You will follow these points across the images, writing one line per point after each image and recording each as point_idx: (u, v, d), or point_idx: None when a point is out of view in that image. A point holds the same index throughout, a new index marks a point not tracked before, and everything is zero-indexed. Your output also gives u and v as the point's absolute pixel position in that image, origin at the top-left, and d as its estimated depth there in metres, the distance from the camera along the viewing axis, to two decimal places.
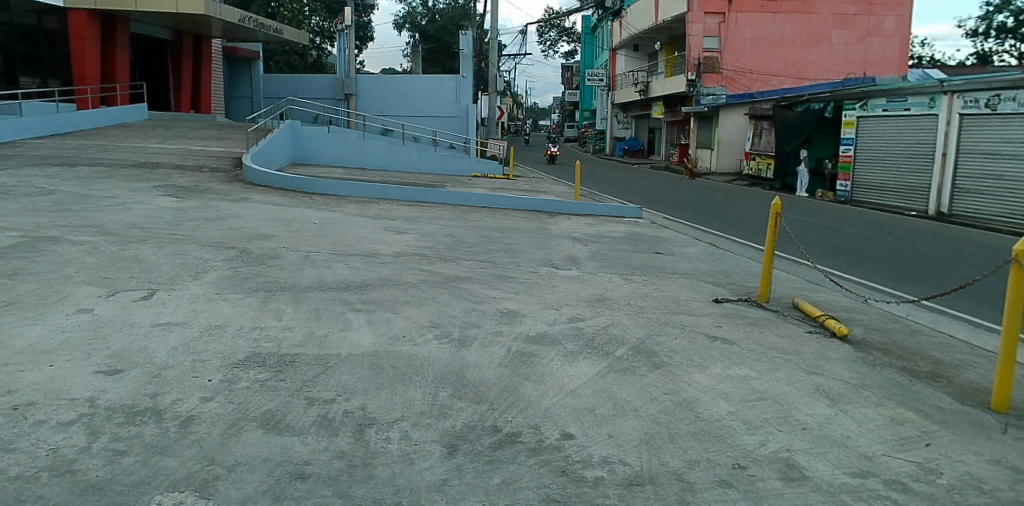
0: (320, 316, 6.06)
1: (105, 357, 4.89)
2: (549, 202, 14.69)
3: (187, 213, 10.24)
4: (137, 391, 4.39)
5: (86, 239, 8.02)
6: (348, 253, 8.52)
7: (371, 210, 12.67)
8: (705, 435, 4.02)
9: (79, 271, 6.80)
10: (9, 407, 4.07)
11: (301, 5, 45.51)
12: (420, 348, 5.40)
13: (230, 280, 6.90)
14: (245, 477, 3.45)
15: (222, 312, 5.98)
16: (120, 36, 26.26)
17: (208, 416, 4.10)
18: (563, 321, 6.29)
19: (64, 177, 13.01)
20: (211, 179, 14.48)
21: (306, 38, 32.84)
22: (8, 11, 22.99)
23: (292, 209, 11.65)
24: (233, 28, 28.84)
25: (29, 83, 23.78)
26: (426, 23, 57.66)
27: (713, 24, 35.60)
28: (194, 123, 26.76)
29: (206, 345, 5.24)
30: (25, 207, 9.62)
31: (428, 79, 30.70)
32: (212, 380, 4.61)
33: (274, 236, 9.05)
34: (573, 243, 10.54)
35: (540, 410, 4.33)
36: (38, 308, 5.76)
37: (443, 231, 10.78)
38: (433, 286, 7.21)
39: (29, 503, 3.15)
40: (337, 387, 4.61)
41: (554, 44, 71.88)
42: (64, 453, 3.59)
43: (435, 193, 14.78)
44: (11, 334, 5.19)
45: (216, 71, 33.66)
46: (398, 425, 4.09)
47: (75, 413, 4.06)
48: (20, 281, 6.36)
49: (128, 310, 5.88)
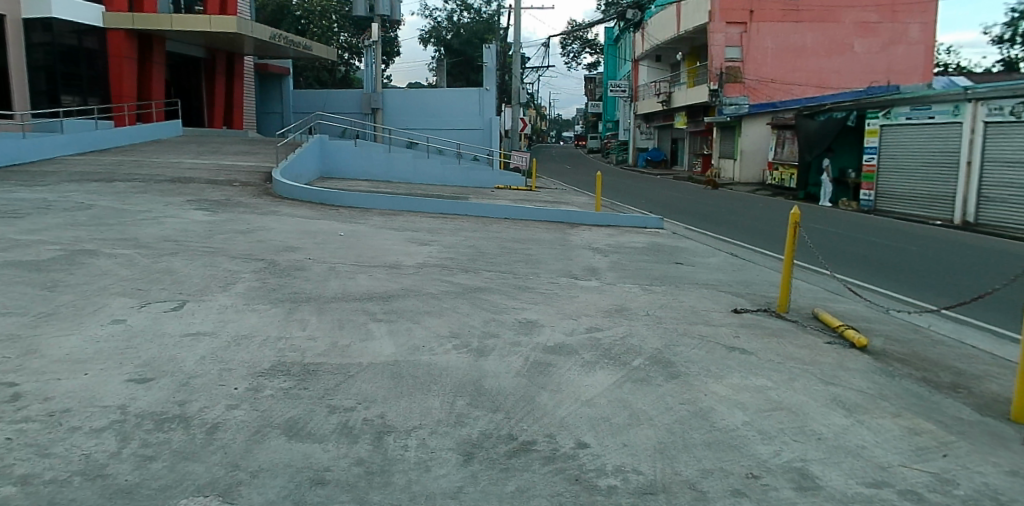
0: (343, 325, 6.20)
1: (136, 366, 5.12)
2: (571, 213, 14.71)
3: (219, 225, 10.54)
4: (165, 398, 4.60)
5: (122, 252, 8.29)
6: (372, 264, 8.65)
7: (395, 222, 12.83)
8: (719, 445, 4.03)
9: (114, 282, 7.05)
10: (45, 413, 4.32)
11: (329, 20, 46.28)
12: (439, 357, 5.48)
13: (258, 291, 7.08)
14: (267, 482, 3.58)
15: (249, 322, 6.15)
16: (156, 54, 27.07)
17: (235, 423, 4.28)
18: (581, 331, 6.32)
19: (103, 193, 13.44)
20: (241, 193, 14.87)
21: (335, 54, 33.31)
22: (49, 32, 23.53)
23: (319, 221, 11.88)
24: (265, 45, 29.49)
25: (70, 101, 24.65)
26: (451, 36, 57.95)
27: (735, 33, 35.21)
28: (226, 138, 27.43)
29: (234, 354, 5.43)
30: (65, 222, 9.99)
31: (452, 93, 30.90)
32: (238, 388, 4.79)
33: (300, 248, 9.27)
34: (594, 254, 10.60)
35: (556, 419, 4.39)
36: (75, 318, 6.01)
37: (465, 242, 10.88)
38: (454, 296, 7.32)
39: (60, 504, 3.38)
40: (357, 396, 4.73)
41: (576, 56, 72.09)
42: (95, 457, 3.79)
43: (457, 205, 14.89)
44: (51, 343, 5.46)
45: (250, 87, 34.43)
46: (416, 433, 4.19)
47: (107, 419, 4.28)
48: (58, 293, 6.61)
49: (159, 320, 6.08)
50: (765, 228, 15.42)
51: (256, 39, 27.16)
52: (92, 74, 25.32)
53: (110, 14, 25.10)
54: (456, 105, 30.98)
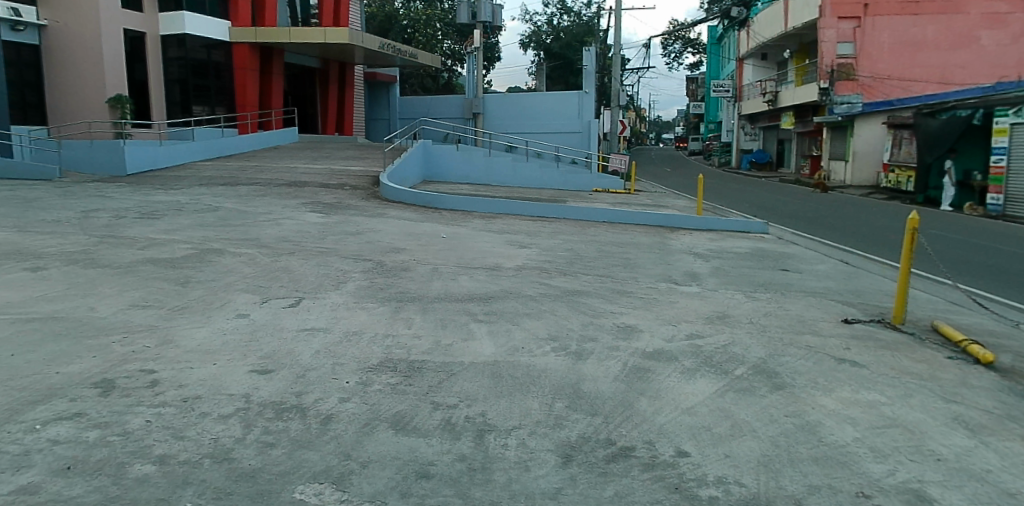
0: (446, 325, 6.43)
1: (259, 358, 5.57)
2: (670, 216, 14.47)
3: (331, 227, 11.14)
4: (284, 389, 5.00)
5: (245, 251, 8.96)
6: (473, 266, 8.89)
7: (495, 225, 13.08)
8: (827, 460, 3.89)
9: (239, 279, 7.64)
10: (181, 399, 4.85)
11: (434, 29, 47.63)
12: (537, 359, 5.58)
13: (367, 290, 7.45)
14: (376, 473, 3.81)
15: (359, 319, 6.51)
16: (276, 66, 28.88)
17: (347, 415, 4.58)
18: (681, 337, 6.23)
19: (228, 196, 14.51)
20: (351, 196, 15.63)
21: (439, 61, 34.31)
22: (183, 47, 25.71)
23: (423, 224, 12.31)
24: (374, 54, 30.78)
25: (200, 111, 26.51)
26: (551, 40, 58.08)
27: (848, 28, 33.35)
28: (338, 144, 28.88)
29: (345, 349, 5.77)
30: (197, 223, 10.88)
31: (551, 96, 31.07)
32: (349, 382, 5.11)
33: (405, 249, 9.66)
34: (694, 259, 10.40)
35: (654, 426, 4.38)
36: (206, 312, 6.59)
37: (564, 246, 10.96)
38: (553, 299, 7.41)
39: (195, 484, 3.74)
40: (459, 394, 4.91)
41: (678, 56, 70.49)
42: (224, 442, 4.20)
43: (555, 208, 14.99)
44: (185, 334, 6.04)
45: (359, 96, 36.06)
46: (516, 432, 4.31)
47: (233, 406, 4.72)
48: (190, 288, 7.25)
49: (278, 315, 6.55)
50: (880, 234, 14.54)
51: (366, 49, 28.39)
52: (218, 85, 27.11)
53: (236, 29, 27.01)
54: (555, 109, 31.13)
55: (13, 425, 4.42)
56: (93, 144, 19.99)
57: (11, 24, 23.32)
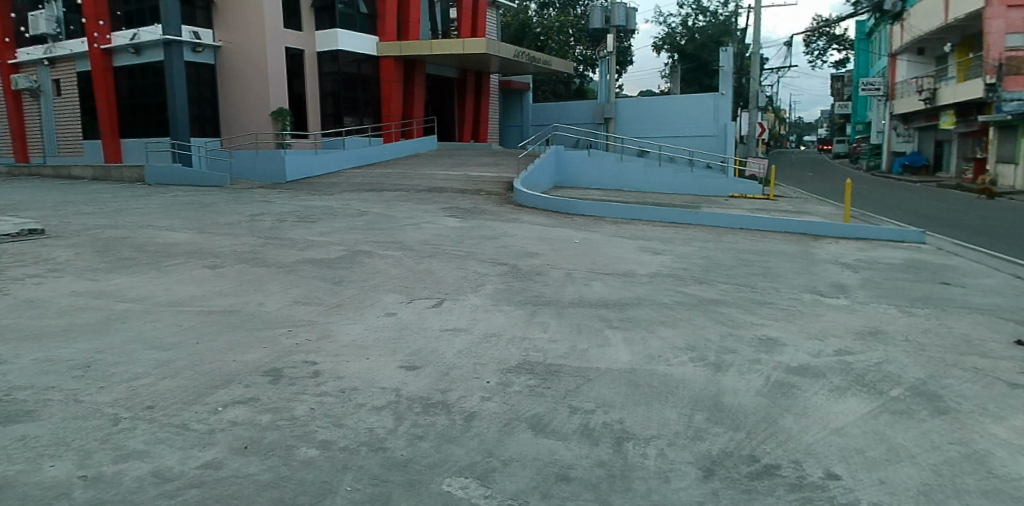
0: (582, 330, 6.53)
1: (406, 355, 5.95)
2: (814, 224, 13.73)
3: (468, 231, 11.59)
4: (430, 385, 5.32)
5: (391, 253, 9.54)
6: (606, 272, 8.94)
7: (626, 231, 13.01)
8: (998, 495, 3.60)
9: (387, 280, 8.17)
10: (340, 389, 5.29)
11: (566, 35, 47.90)
12: (675, 368, 5.55)
13: (504, 293, 7.72)
14: (518, 472, 3.98)
15: (497, 321, 6.76)
16: (417, 77, 30.36)
17: (488, 414, 4.79)
18: (829, 353, 5.94)
19: (375, 201, 15.46)
20: (486, 202, 16.16)
21: (572, 67, 34.65)
22: (336, 62, 27.70)
23: (556, 229, 12.51)
24: (509, 63, 31.62)
25: (350, 122, 28.25)
26: (685, 42, 56.48)
27: (1019, 17, 29.82)
28: (474, 151, 29.89)
29: (485, 349, 6.03)
30: (348, 226, 11.72)
31: (685, 99, 30.35)
32: (490, 382, 5.34)
33: (539, 254, 9.88)
34: (841, 269, 9.83)
35: (801, 445, 4.24)
36: (358, 309, 7.11)
37: (699, 253, 10.73)
38: (689, 308, 7.30)
39: (353, 470, 4.09)
40: (596, 400, 5.00)
41: (822, 54, 66.28)
42: (377, 433, 4.55)
43: (690, 214, 14.68)
44: (341, 329, 6.57)
45: (494, 105, 37.13)
46: (654, 442, 4.33)
47: (385, 399, 5.09)
48: (344, 287, 7.85)
49: (422, 315, 6.95)
50: None
51: (502, 57, 29.14)
52: (366, 97, 28.81)
53: (383, 44, 28.71)
54: (689, 112, 30.34)
55: (201, 406, 5.03)
56: (258, 154, 22.28)
57: (193, 46, 26.44)
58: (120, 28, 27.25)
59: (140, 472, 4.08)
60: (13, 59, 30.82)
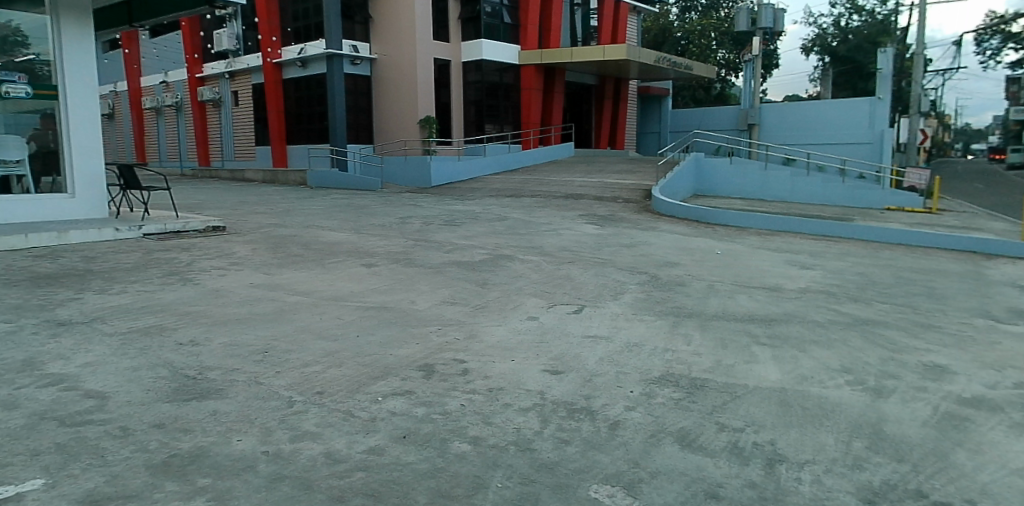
0: (727, 345, 6.41)
1: (550, 359, 6.13)
2: (987, 241, 12.54)
3: (607, 239, 11.65)
4: (574, 391, 5.45)
5: (532, 258, 9.80)
6: (752, 285, 8.69)
7: (772, 242, 12.53)
8: None
9: (528, 284, 8.41)
10: (487, 389, 5.55)
11: (708, 39, 46.67)
12: (830, 391, 5.34)
13: (644, 303, 7.72)
14: (665, 486, 4.01)
15: (639, 331, 6.78)
16: (557, 84, 30.73)
17: (633, 424, 4.85)
18: (1008, 385, 5.46)
19: (514, 207, 15.90)
20: (624, 209, 16.14)
21: (715, 71, 33.79)
22: (480, 71, 28.60)
23: (696, 239, 12.29)
24: (649, 68, 31.27)
25: (491, 129, 29.18)
26: (838, 43, 52.78)
27: None
28: (613, 158, 29.91)
29: (628, 359, 6.08)
30: (490, 230, 12.15)
31: (837, 104, 28.93)
32: (634, 392, 5.39)
33: (680, 264, 9.77)
34: (1021, 293, 8.94)
35: (976, 484, 3.96)
36: (502, 312, 7.39)
37: (853, 269, 10.15)
38: (843, 327, 6.95)
39: (503, 467, 4.30)
40: (745, 418, 4.91)
41: (997, 54, 59.87)
42: (525, 434, 4.74)
43: (843, 226, 13.88)
44: (487, 330, 6.86)
45: (632, 111, 36.92)
46: (809, 467, 4.21)
47: (531, 401, 5.28)
48: (488, 289, 8.18)
49: (564, 320, 7.11)
50: None
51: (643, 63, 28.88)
52: (507, 104, 29.65)
53: (524, 53, 29.45)
54: (840, 117, 28.89)
55: (364, 395, 5.47)
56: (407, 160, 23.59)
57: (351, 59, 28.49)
58: (289, 43, 29.66)
59: (314, 452, 4.52)
60: (200, 73, 34.37)
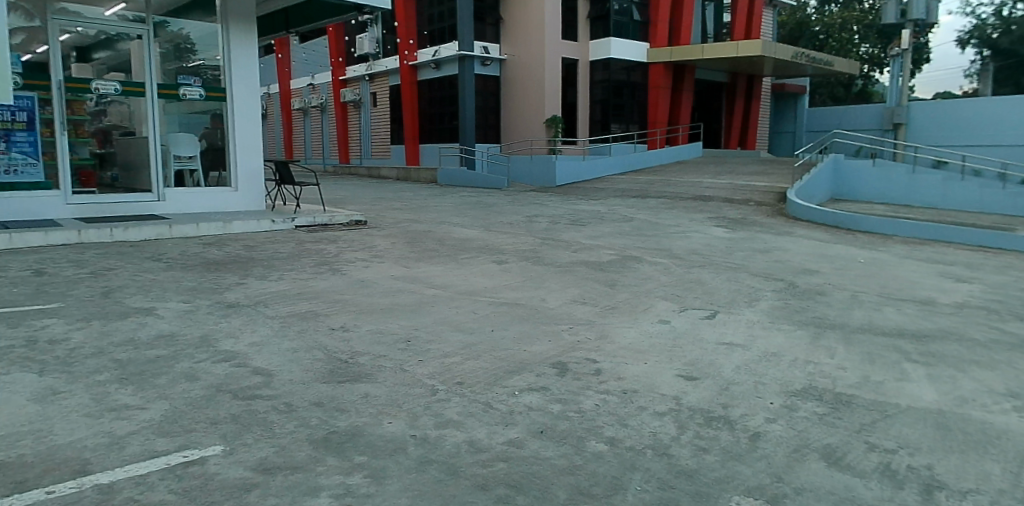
0: (874, 360, 6.13)
1: (684, 364, 6.13)
2: None
3: (739, 243, 11.38)
4: (711, 398, 5.44)
5: (660, 261, 9.76)
6: (900, 298, 8.22)
7: (923, 253, 11.73)
8: None
9: (658, 287, 8.41)
10: (622, 390, 5.64)
11: (850, 32, 43.92)
12: (995, 417, 5.01)
13: (781, 311, 7.52)
14: (812, 503, 3.95)
15: (777, 341, 6.62)
16: (687, 83, 30.15)
17: (775, 437, 4.79)
18: None
19: (640, 208, 15.81)
20: (755, 213, 15.64)
21: (859, 67, 31.91)
22: (607, 70, 28.54)
23: (836, 246, 11.74)
24: (785, 65, 29.98)
25: (617, 129, 29.08)
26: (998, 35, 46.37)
27: None
28: (743, 159, 29.00)
29: (767, 369, 5.98)
30: (617, 231, 12.19)
31: (997, 102, 26.84)
32: (774, 403, 5.30)
33: (818, 272, 9.40)
34: None
35: None
36: (633, 314, 7.45)
37: (1018, 284, 9.34)
38: (1008, 349, 6.46)
39: (642, 470, 4.38)
40: (897, 439, 4.71)
41: None
42: (662, 438, 4.79)
43: (1006, 238, 12.74)
44: (618, 332, 6.93)
45: (765, 108, 35.64)
46: (972, 496, 4.00)
47: (666, 406, 5.32)
48: (618, 290, 8.25)
49: (697, 325, 7.07)
50: None
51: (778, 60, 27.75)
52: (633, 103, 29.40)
53: (653, 50, 28.93)
54: (1001, 116, 26.76)
55: (502, 388, 5.71)
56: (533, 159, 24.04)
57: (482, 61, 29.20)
58: (424, 46, 30.82)
59: (459, 439, 4.79)
60: (343, 76, 36.50)
